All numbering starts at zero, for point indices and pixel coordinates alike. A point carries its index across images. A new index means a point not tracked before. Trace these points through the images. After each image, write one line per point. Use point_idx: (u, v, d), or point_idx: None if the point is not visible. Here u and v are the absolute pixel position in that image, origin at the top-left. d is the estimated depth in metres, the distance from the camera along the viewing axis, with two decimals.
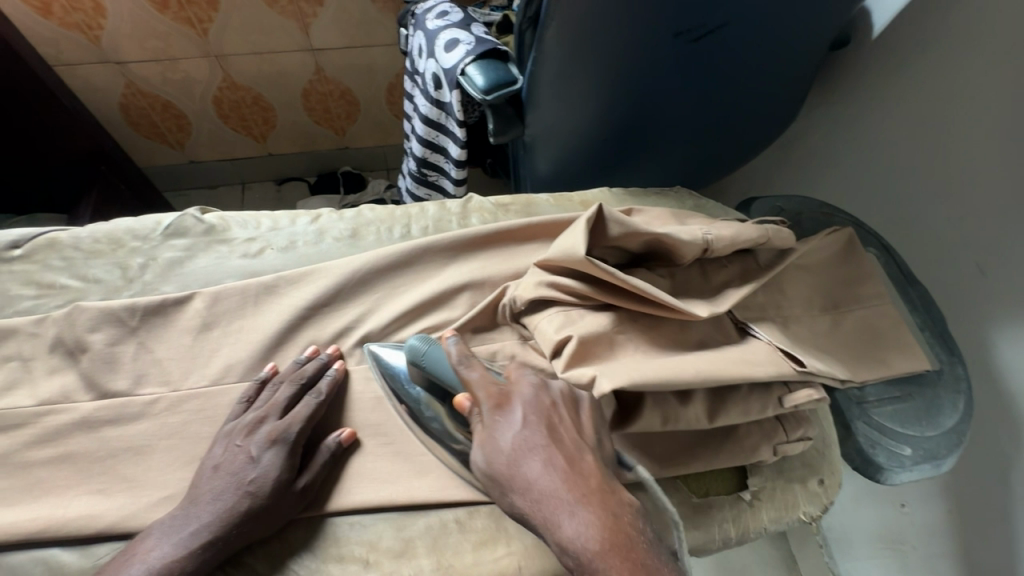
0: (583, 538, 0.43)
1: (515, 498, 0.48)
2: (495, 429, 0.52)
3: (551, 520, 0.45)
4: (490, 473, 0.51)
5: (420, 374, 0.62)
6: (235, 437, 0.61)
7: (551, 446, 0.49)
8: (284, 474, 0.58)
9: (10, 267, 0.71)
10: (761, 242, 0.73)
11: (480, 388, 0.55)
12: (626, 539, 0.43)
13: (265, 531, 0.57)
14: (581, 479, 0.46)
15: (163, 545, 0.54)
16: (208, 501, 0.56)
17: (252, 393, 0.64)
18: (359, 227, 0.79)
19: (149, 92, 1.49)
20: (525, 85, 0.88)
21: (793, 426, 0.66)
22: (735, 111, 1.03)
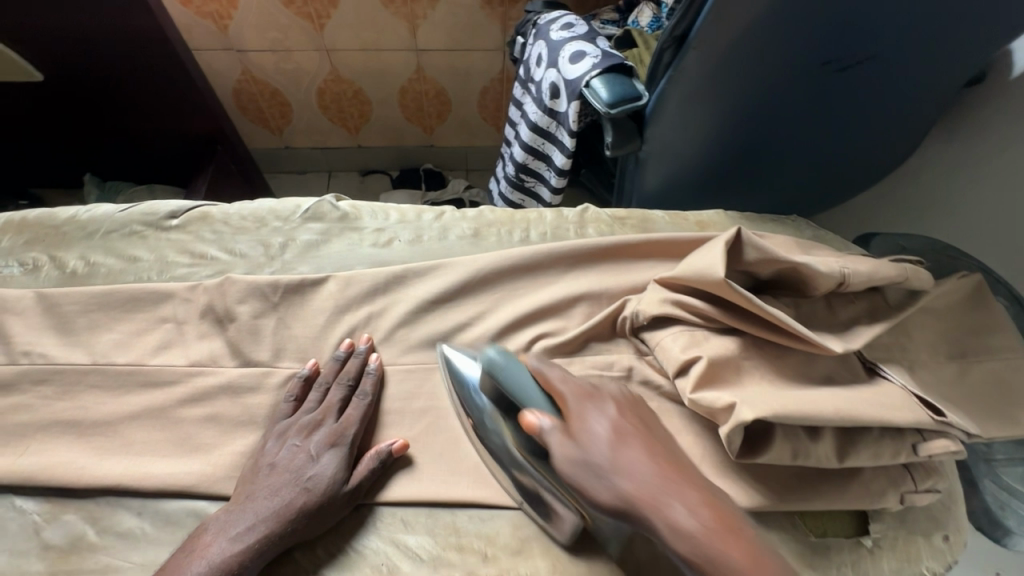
0: (656, 478, 0.47)
1: (614, 483, 0.46)
2: (589, 417, 0.50)
3: (629, 472, 0.47)
4: (585, 461, 0.48)
5: (493, 389, 0.58)
6: (290, 435, 0.61)
7: (638, 436, 0.50)
8: (340, 474, 0.59)
9: (167, 236, 0.77)
10: (897, 282, 0.70)
11: (564, 385, 0.54)
12: (730, 523, 0.45)
13: (318, 531, 0.57)
14: (649, 442, 0.50)
15: (223, 540, 0.54)
16: (267, 497, 0.56)
17: (300, 391, 0.65)
18: (481, 227, 0.82)
19: (261, 80, 1.58)
20: (653, 100, 0.89)
21: (923, 476, 0.63)
22: (857, 143, 1.00)
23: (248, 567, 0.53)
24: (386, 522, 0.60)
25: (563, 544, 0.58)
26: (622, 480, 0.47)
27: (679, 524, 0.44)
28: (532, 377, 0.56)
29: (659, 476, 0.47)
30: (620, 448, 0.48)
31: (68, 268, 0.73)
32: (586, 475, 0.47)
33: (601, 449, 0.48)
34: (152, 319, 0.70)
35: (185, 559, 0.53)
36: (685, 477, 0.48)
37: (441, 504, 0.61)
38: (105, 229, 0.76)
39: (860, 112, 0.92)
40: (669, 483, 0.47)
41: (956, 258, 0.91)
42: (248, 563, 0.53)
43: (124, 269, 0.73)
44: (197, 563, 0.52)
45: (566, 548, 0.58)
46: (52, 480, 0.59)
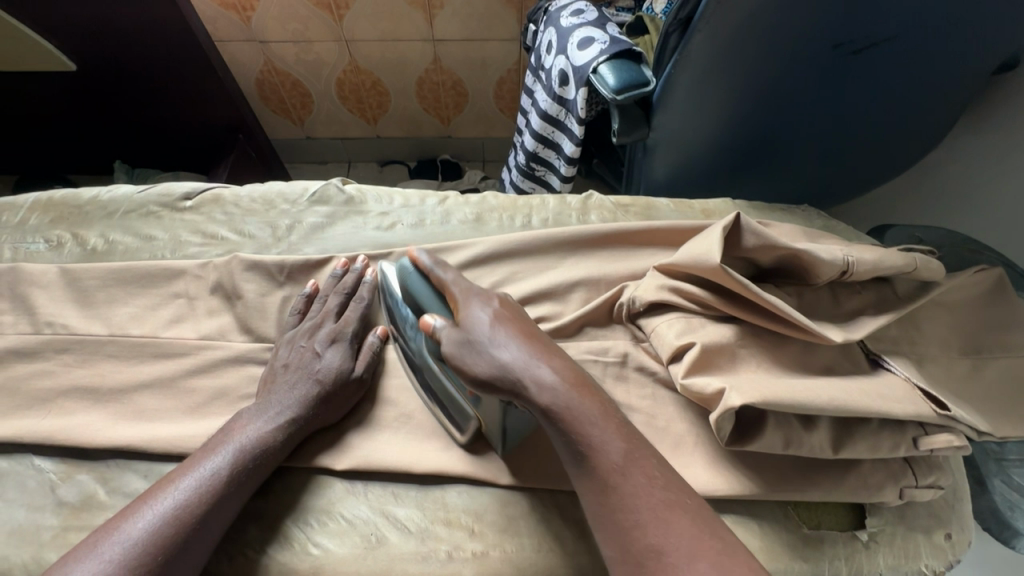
0: (560, 378, 0.49)
1: (494, 357, 0.50)
2: (473, 307, 0.54)
3: (533, 371, 0.49)
4: (469, 342, 0.51)
5: (405, 293, 0.65)
6: (298, 339, 0.67)
7: (514, 320, 0.53)
8: (345, 365, 0.65)
9: (182, 216, 0.80)
10: (906, 272, 0.68)
11: (454, 284, 0.58)
12: (585, 386, 0.50)
13: (335, 415, 0.64)
14: (545, 343, 0.53)
15: (257, 421, 0.59)
16: (286, 389, 0.62)
17: (302, 306, 0.71)
18: (483, 213, 0.83)
19: (282, 70, 1.61)
20: (660, 86, 0.88)
21: (924, 471, 0.61)
22: (877, 131, 0.96)
23: (280, 445, 0.59)
24: (377, 493, 0.61)
25: (463, 445, 0.63)
26: (529, 376, 0.49)
27: (544, 381, 0.49)
28: (428, 280, 0.62)
29: (561, 376, 0.50)
30: (500, 334, 0.51)
31: (89, 246, 0.77)
32: (473, 352, 0.51)
33: (483, 331, 0.51)
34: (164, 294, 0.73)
35: (223, 436, 0.58)
36: (588, 387, 0.50)
37: (432, 480, 0.62)
38: (124, 210, 0.80)
39: (880, 98, 0.89)
40: (573, 388, 0.49)
41: (977, 251, 0.87)
42: (280, 438, 0.59)
43: (140, 247, 0.77)
44: (234, 437, 0.58)
45: (466, 448, 0.63)
46: (66, 442, 0.62)
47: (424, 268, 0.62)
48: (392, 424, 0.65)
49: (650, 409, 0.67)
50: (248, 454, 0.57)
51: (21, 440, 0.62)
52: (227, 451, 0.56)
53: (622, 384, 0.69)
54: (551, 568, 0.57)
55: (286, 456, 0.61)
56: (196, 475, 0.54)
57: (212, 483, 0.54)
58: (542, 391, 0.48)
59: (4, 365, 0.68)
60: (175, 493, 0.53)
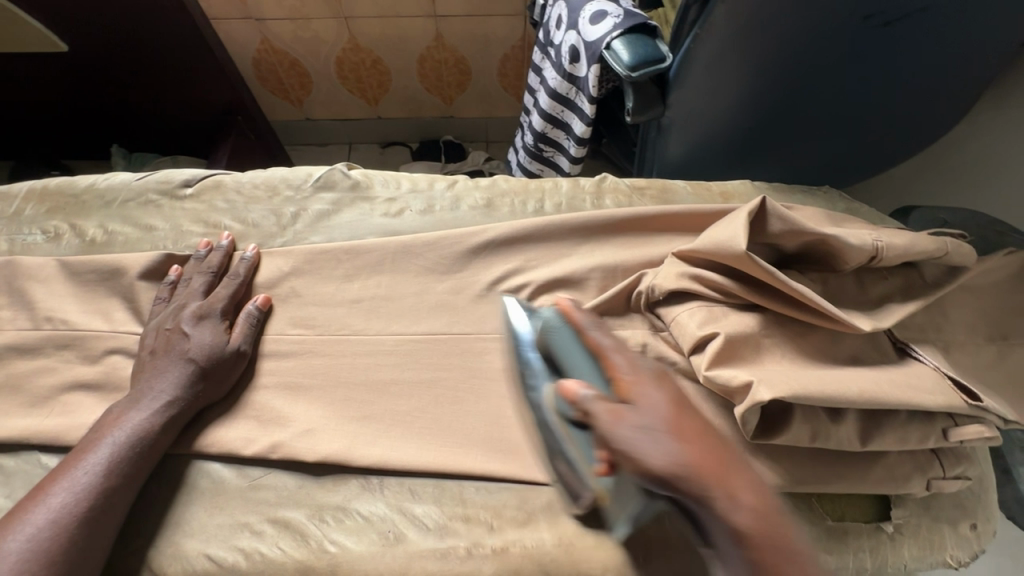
0: (755, 497, 0.38)
1: (673, 455, 0.38)
2: (646, 389, 0.42)
3: (730, 486, 0.38)
4: (644, 426, 0.39)
5: (543, 346, 0.53)
6: (165, 323, 0.65)
7: (681, 409, 0.41)
8: (215, 340, 0.64)
9: (182, 204, 0.77)
10: (936, 256, 0.65)
11: (615, 350, 0.47)
12: (772, 513, 0.38)
13: (218, 393, 0.64)
14: (730, 451, 0.40)
15: (132, 413, 0.58)
16: (157, 375, 0.61)
17: (169, 292, 0.69)
18: (494, 197, 0.80)
19: (279, 49, 1.56)
20: (678, 62, 0.84)
21: (952, 462, 0.60)
22: (902, 110, 0.92)
23: (159, 432, 0.59)
24: (393, 489, 0.60)
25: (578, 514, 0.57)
26: (714, 493, 0.37)
27: (741, 499, 0.37)
28: (580, 338, 0.50)
29: (754, 494, 0.38)
30: (680, 429, 0.39)
31: (88, 237, 0.74)
32: (652, 446, 0.38)
33: (657, 418, 0.40)
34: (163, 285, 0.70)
35: (96, 435, 0.57)
36: (773, 501, 0.39)
37: (448, 476, 0.61)
38: (122, 198, 0.77)
39: (907, 74, 0.85)
40: (764, 523, 0.37)
41: (1004, 232, 0.84)
42: (160, 424, 0.59)
43: (141, 238, 0.74)
44: (107, 436, 0.57)
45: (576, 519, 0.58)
46: (74, 440, 0.61)
47: (578, 325, 0.50)
48: (407, 418, 0.64)
49: None
50: (128, 447, 0.56)
51: (27, 438, 0.61)
52: (106, 450, 0.56)
53: None
54: (572, 564, 0.56)
55: (171, 442, 0.61)
56: (71, 484, 0.53)
57: (94, 482, 0.54)
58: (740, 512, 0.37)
59: (6, 362, 0.66)
60: (52, 504, 0.51)
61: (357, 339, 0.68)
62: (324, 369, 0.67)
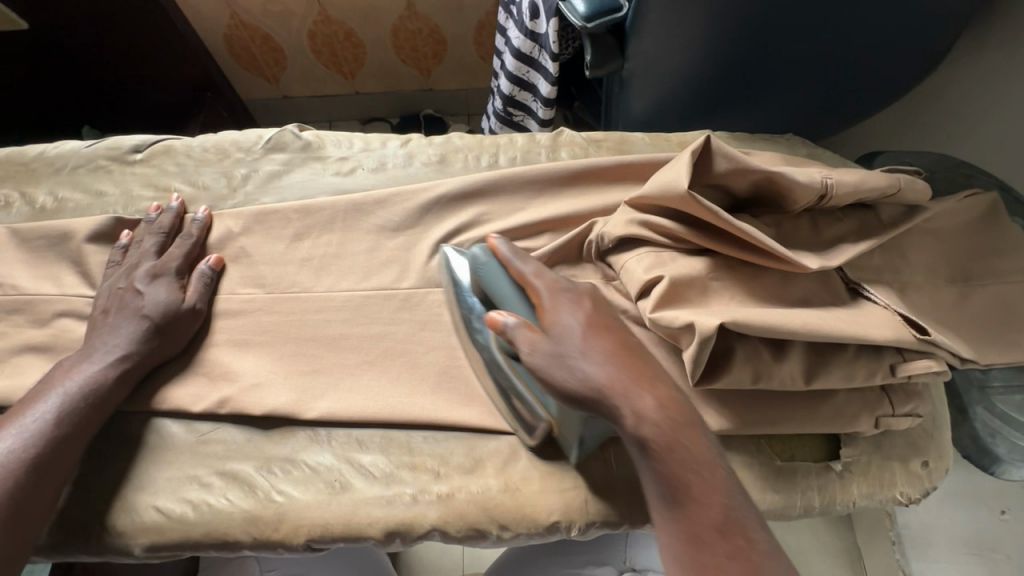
0: (601, 381, 0.47)
1: (588, 369, 0.48)
2: (562, 312, 0.51)
3: (624, 395, 0.47)
4: (559, 346, 0.49)
5: (476, 284, 0.62)
6: (119, 283, 0.65)
7: (604, 336, 0.50)
8: (169, 297, 0.64)
9: (132, 169, 0.76)
10: (889, 194, 0.64)
11: (538, 278, 0.55)
12: (678, 419, 0.47)
13: (174, 350, 0.64)
14: (644, 366, 0.49)
15: (84, 365, 0.59)
16: (111, 331, 0.62)
17: (123, 253, 0.68)
18: (448, 153, 0.79)
19: (249, 24, 1.53)
20: (633, 11, 0.82)
21: (901, 399, 0.59)
22: (872, 55, 0.90)
23: (112, 385, 0.59)
24: (341, 440, 0.60)
25: (531, 449, 0.59)
26: (628, 404, 0.47)
27: (586, 378, 0.48)
28: (507, 271, 0.58)
29: (657, 406, 0.47)
30: (595, 349, 0.49)
31: (38, 204, 0.74)
32: (564, 363, 0.49)
33: (572, 341, 0.49)
34: (112, 249, 0.70)
35: (49, 382, 0.58)
36: (664, 397, 0.48)
37: (395, 426, 0.61)
38: (72, 165, 0.76)
39: (873, 15, 0.82)
40: (675, 426, 0.47)
41: (971, 175, 0.83)
42: (112, 377, 0.59)
43: (91, 203, 0.74)
44: (57, 385, 0.57)
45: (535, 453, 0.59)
46: None
47: (503, 258, 0.58)
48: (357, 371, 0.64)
49: None
50: (76, 397, 0.57)
51: None
52: (55, 400, 0.56)
53: None
54: (517, 507, 0.57)
55: (124, 397, 0.61)
56: (20, 431, 0.54)
57: (39, 428, 0.55)
58: (643, 424, 0.46)
59: None
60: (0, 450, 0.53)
61: (306, 296, 0.68)
62: (274, 326, 0.66)
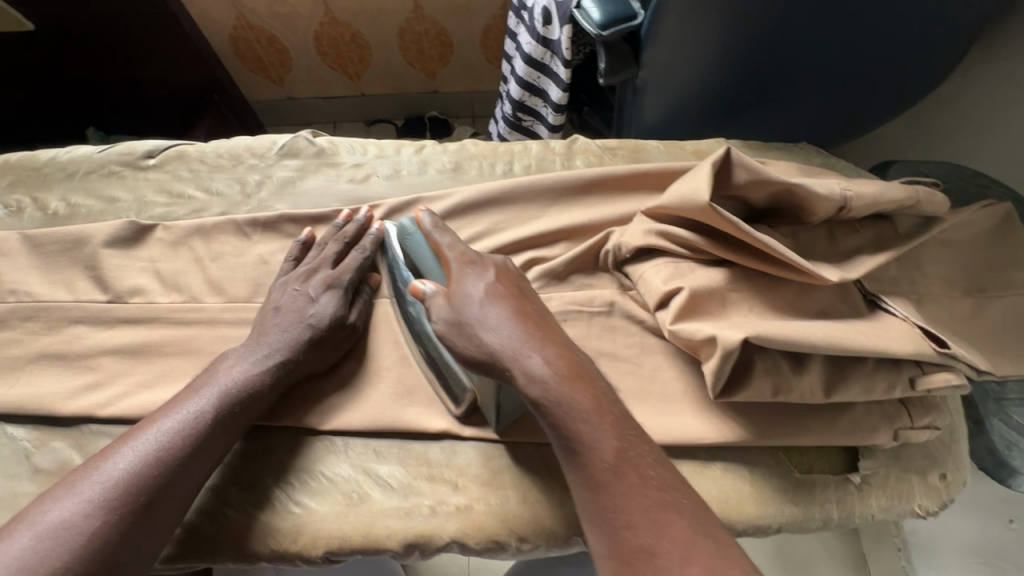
0: (502, 343, 0.49)
1: (485, 336, 0.50)
2: (466, 281, 0.55)
3: (522, 357, 0.48)
4: (460, 312, 0.52)
5: (408, 257, 0.66)
6: (290, 282, 0.66)
7: (505, 301, 0.52)
8: (338, 312, 0.64)
9: (145, 175, 0.76)
10: (907, 206, 0.64)
11: (451, 250, 0.59)
12: (579, 375, 0.48)
13: (327, 362, 0.63)
14: (543, 325, 0.51)
15: (243, 363, 0.59)
16: (275, 331, 0.62)
17: (298, 252, 0.69)
18: (462, 160, 0.79)
19: (256, 25, 1.53)
20: (649, 18, 0.81)
21: (921, 412, 0.59)
22: (885, 65, 0.90)
23: (265, 389, 0.58)
24: (358, 451, 0.60)
25: (457, 417, 0.61)
26: (518, 365, 0.48)
27: (486, 345, 0.50)
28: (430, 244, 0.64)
29: (554, 363, 0.48)
30: (493, 312, 0.51)
31: (50, 210, 0.73)
32: (465, 329, 0.51)
33: (472, 309, 0.52)
34: (189, 257, 0.70)
35: (206, 378, 0.57)
36: (584, 375, 0.49)
37: (413, 436, 0.61)
38: (84, 170, 0.76)
39: (888, 25, 0.82)
40: (567, 379, 0.48)
41: (984, 186, 0.83)
42: (269, 380, 0.59)
43: (103, 209, 0.73)
44: (216, 380, 0.57)
45: (461, 421, 0.61)
46: (39, 409, 0.61)
47: (427, 232, 0.64)
48: (374, 381, 0.64)
49: (637, 358, 0.65)
50: (232, 398, 0.56)
51: None
52: (213, 393, 0.56)
53: (608, 334, 0.67)
54: (535, 521, 0.57)
55: (269, 403, 0.59)
56: (179, 416, 0.54)
57: (195, 427, 0.54)
58: (530, 382, 0.47)
59: None
60: (157, 434, 0.53)
61: None
62: None
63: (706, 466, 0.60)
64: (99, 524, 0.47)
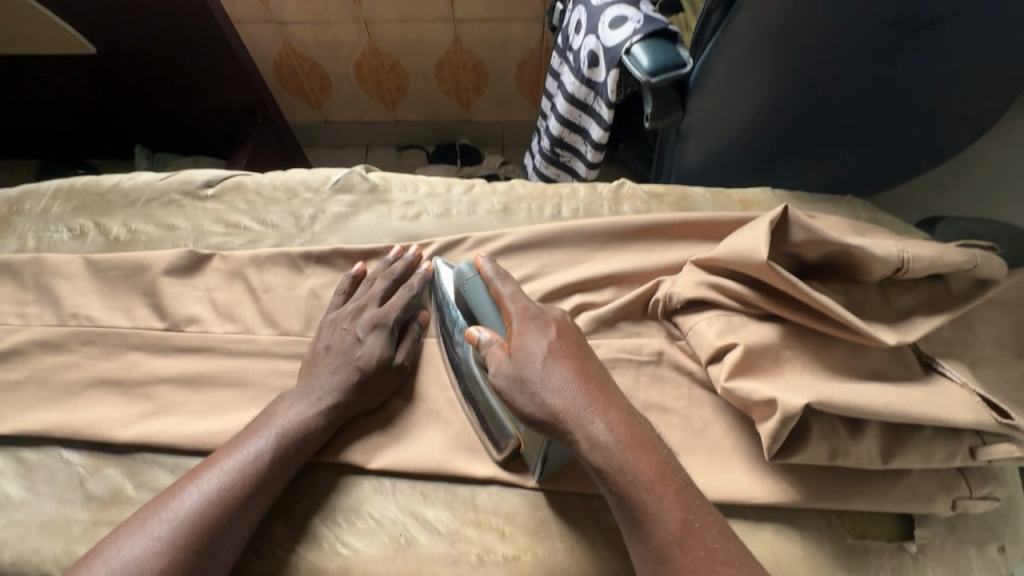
0: (563, 405, 0.47)
1: (545, 397, 0.48)
2: (529, 338, 0.51)
3: (585, 422, 0.46)
4: (517, 372, 0.50)
5: (462, 300, 0.64)
6: (340, 321, 0.66)
7: (567, 361, 0.49)
8: (385, 352, 0.64)
9: (203, 205, 0.78)
10: (965, 269, 0.63)
11: (513, 301, 0.56)
12: (643, 442, 0.47)
13: (374, 402, 0.63)
14: (605, 389, 0.49)
15: (299, 404, 0.59)
16: (326, 372, 0.62)
17: (349, 287, 0.70)
18: (511, 202, 0.80)
19: (300, 52, 1.58)
20: (698, 68, 0.83)
21: (979, 481, 0.58)
22: (931, 120, 0.90)
23: (319, 431, 0.59)
24: (405, 492, 0.60)
25: (497, 462, 0.61)
26: (581, 430, 0.46)
27: (548, 406, 0.47)
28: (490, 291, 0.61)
29: (617, 430, 0.46)
30: (555, 375, 0.48)
31: (112, 235, 0.76)
32: (523, 388, 0.49)
33: (534, 369, 0.49)
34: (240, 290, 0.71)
35: (266, 419, 0.58)
36: (646, 440, 0.47)
37: (461, 480, 0.61)
38: (146, 198, 0.78)
39: (937, 82, 0.83)
40: (631, 445, 0.46)
41: None
42: (322, 423, 0.59)
43: (163, 237, 0.75)
44: (276, 422, 0.58)
45: (500, 465, 0.61)
46: (95, 435, 0.62)
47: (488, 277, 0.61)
48: (421, 421, 0.64)
49: (686, 409, 0.65)
50: (291, 439, 0.57)
51: (50, 432, 0.62)
52: (270, 433, 0.57)
53: (657, 384, 0.66)
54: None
55: (321, 444, 0.60)
56: (241, 454, 0.55)
57: (257, 466, 0.55)
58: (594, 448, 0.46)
59: (31, 357, 0.67)
60: (220, 472, 0.54)
61: None
62: None
63: (757, 527, 0.59)
64: (168, 560, 0.47)
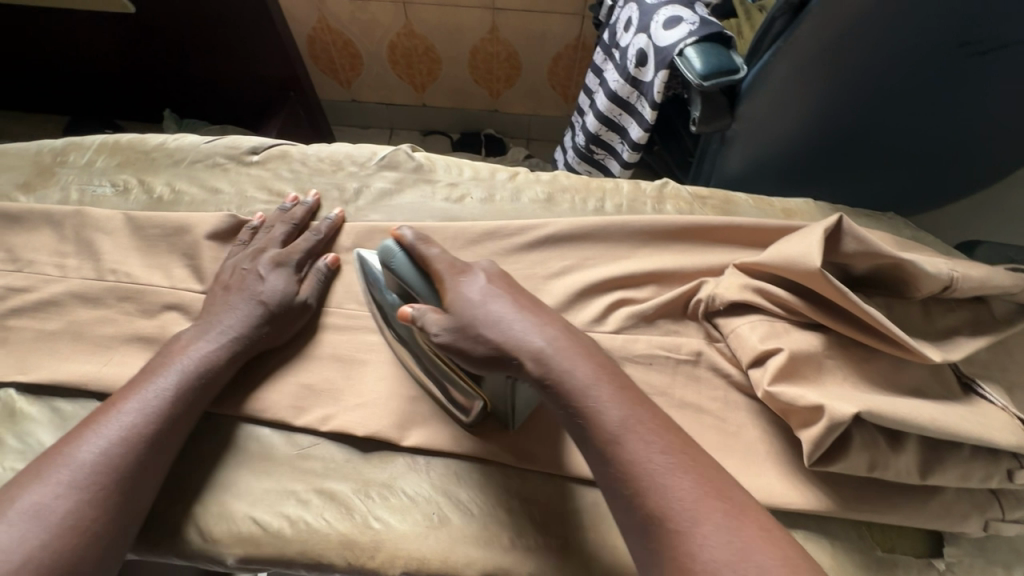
0: (514, 335, 0.49)
1: (497, 331, 0.49)
2: (462, 286, 0.53)
3: (534, 343, 0.48)
4: (463, 319, 0.51)
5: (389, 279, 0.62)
6: (241, 262, 0.67)
7: (510, 299, 0.52)
8: (288, 289, 0.65)
9: (248, 170, 0.78)
10: (1011, 293, 0.63)
11: (441, 259, 0.57)
12: (593, 354, 0.50)
13: (279, 338, 0.65)
14: (547, 313, 0.52)
15: (196, 343, 0.60)
16: (226, 311, 0.63)
17: (250, 236, 0.71)
18: (555, 192, 0.80)
19: (335, 29, 1.57)
20: (753, 74, 0.82)
21: (1014, 505, 0.58)
22: (975, 147, 0.90)
23: (221, 367, 0.60)
24: (438, 472, 0.60)
25: (471, 429, 0.62)
26: (535, 348, 0.48)
27: (505, 340, 0.49)
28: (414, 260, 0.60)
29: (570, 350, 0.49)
30: (500, 308, 0.51)
31: (155, 194, 0.76)
32: (474, 328, 0.50)
33: (482, 307, 0.51)
34: None
35: (163, 360, 0.59)
36: (604, 361, 0.50)
37: (494, 463, 0.61)
38: (190, 159, 0.78)
39: (990, 109, 0.82)
40: (591, 359, 0.49)
41: None
42: (222, 358, 0.60)
43: (206, 199, 0.75)
44: (177, 360, 0.58)
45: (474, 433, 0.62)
46: None
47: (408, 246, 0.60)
48: None
49: (721, 411, 0.65)
50: (191, 377, 0.58)
51: (86, 385, 0.62)
52: (174, 373, 0.57)
53: (693, 383, 0.66)
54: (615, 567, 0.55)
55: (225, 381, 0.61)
56: (140, 400, 0.55)
57: (159, 407, 0.55)
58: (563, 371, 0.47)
59: (68, 309, 0.67)
60: (122, 416, 0.53)
61: None
62: (378, 344, 0.67)
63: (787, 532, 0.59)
64: (81, 500, 0.48)
